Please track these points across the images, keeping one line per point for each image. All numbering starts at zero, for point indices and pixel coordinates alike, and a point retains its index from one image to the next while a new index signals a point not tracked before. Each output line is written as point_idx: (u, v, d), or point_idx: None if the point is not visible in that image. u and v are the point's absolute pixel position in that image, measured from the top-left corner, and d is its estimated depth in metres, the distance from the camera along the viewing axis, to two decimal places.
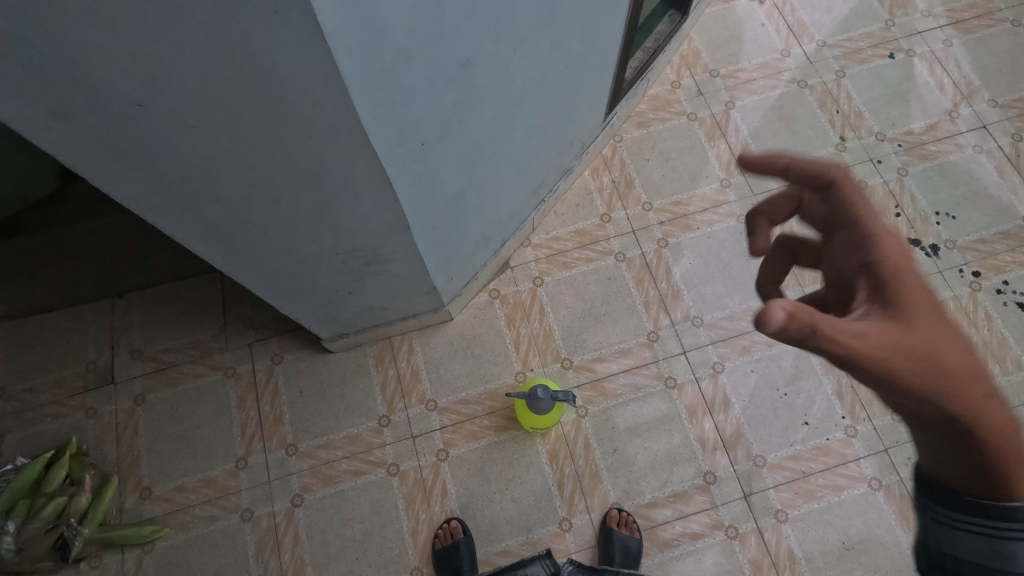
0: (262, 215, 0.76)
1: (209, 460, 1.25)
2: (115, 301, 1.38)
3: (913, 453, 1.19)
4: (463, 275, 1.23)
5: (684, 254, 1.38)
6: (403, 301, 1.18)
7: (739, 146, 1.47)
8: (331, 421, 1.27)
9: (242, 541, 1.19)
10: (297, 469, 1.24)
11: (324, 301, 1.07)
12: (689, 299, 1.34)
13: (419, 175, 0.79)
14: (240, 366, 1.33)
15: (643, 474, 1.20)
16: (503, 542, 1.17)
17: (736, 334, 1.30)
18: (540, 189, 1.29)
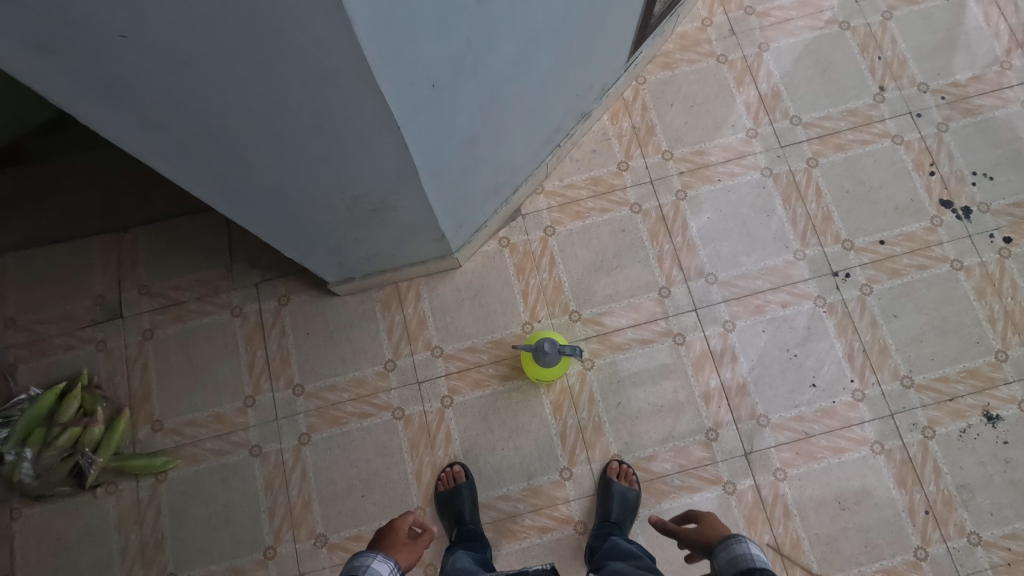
0: (262, 159, 0.72)
1: (219, 397, 1.28)
2: (121, 236, 1.37)
3: (918, 419, 1.18)
4: (472, 223, 1.19)
5: (703, 208, 1.32)
6: (412, 248, 1.15)
7: (770, 93, 1.38)
8: (338, 364, 1.28)
9: (251, 475, 1.23)
10: (303, 409, 1.26)
11: (329, 247, 1.05)
12: (704, 255, 1.30)
13: (430, 120, 0.74)
14: (247, 306, 1.32)
15: (645, 428, 1.21)
16: (503, 487, 1.20)
17: (751, 293, 1.27)
18: (557, 134, 1.22)
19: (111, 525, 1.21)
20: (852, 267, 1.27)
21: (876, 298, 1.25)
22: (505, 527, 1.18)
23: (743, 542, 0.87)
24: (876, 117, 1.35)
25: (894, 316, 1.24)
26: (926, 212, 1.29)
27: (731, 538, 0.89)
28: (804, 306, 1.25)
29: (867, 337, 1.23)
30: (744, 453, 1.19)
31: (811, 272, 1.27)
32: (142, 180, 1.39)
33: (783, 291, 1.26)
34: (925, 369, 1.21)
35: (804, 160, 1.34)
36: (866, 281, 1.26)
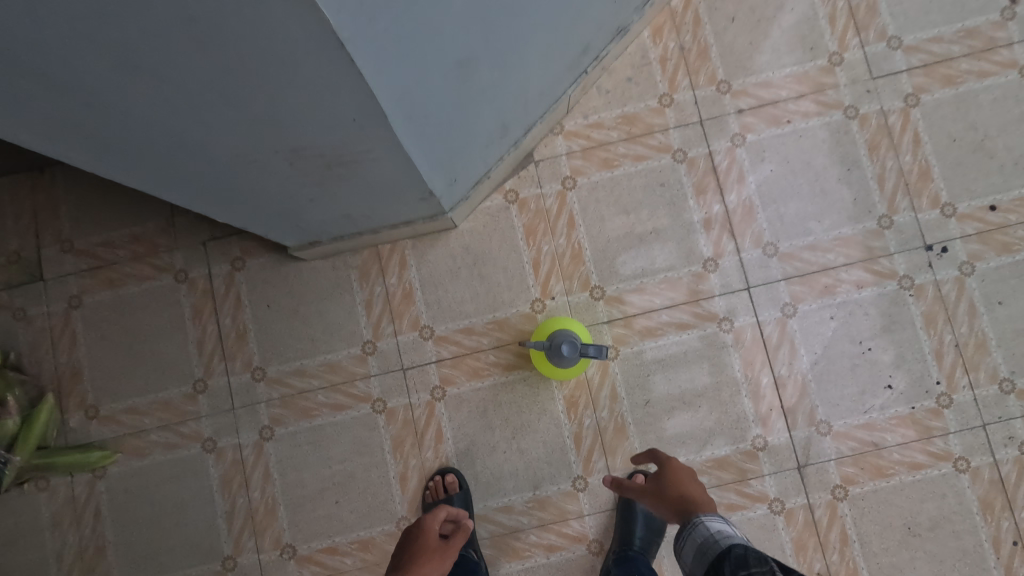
0: (127, 84, 0.46)
1: (163, 380, 1.06)
2: (35, 178, 1.10)
3: (1016, 432, 0.96)
4: (470, 175, 0.92)
5: (766, 158, 1.04)
6: (391, 208, 0.89)
7: (863, 4, 1.05)
8: (305, 344, 1.05)
9: (205, 473, 1.04)
10: (265, 398, 1.04)
11: (275, 209, 0.80)
12: (763, 220, 1.02)
13: (395, 26, 0.46)
14: (193, 270, 1.08)
15: (678, 434, 1.00)
16: (505, 497, 1.00)
17: (819, 269, 1.01)
18: (583, 57, 0.93)
19: (44, 527, 1.03)
20: (951, 239, 1.00)
21: (978, 280, 0.99)
22: (506, 543, 0.99)
23: (707, 520, 0.70)
24: (1001, 41, 1.03)
25: (997, 304, 0.99)
26: None
27: (697, 520, 0.71)
28: (885, 288, 1.00)
29: (961, 329, 0.99)
30: (797, 467, 0.98)
31: (898, 245, 1.01)
32: None
33: (860, 268, 1.01)
34: None
35: (901, 97, 1.03)
36: (966, 258, 1.00)
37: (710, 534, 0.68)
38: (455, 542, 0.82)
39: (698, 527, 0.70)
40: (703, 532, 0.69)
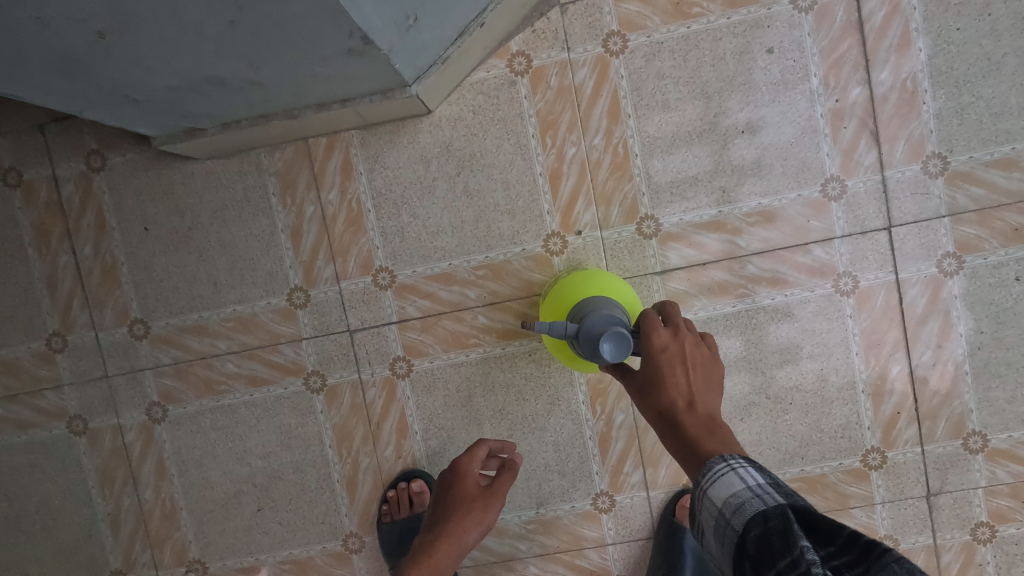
0: None
1: (2, 332, 0.72)
2: None
3: None
4: (447, 12, 0.51)
5: (951, 6, 0.61)
6: (294, 71, 0.49)
7: None
8: (204, 288, 0.71)
9: (76, 463, 0.74)
10: (152, 363, 0.72)
11: (41, 52, 0.39)
12: (930, 115, 0.63)
13: None
14: (29, 169, 0.70)
15: (751, 441, 0.67)
16: (495, 515, 0.70)
17: (1010, 201, 0.63)
18: None
19: None
20: None
21: None
22: None
23: (706, 486, 0.36)
24: None
25: None
26: None
27: (697, 482, 0.38)
28: None
29: None
30: (926, 495, 0.66)
31: None
32: None
33: None
34: None
35: None
36: None
37: (715, 511, 0.35)
38: (505, 481, 0.61)
39: (699, 506, 0.36)
40: (706, 513, 0.35)
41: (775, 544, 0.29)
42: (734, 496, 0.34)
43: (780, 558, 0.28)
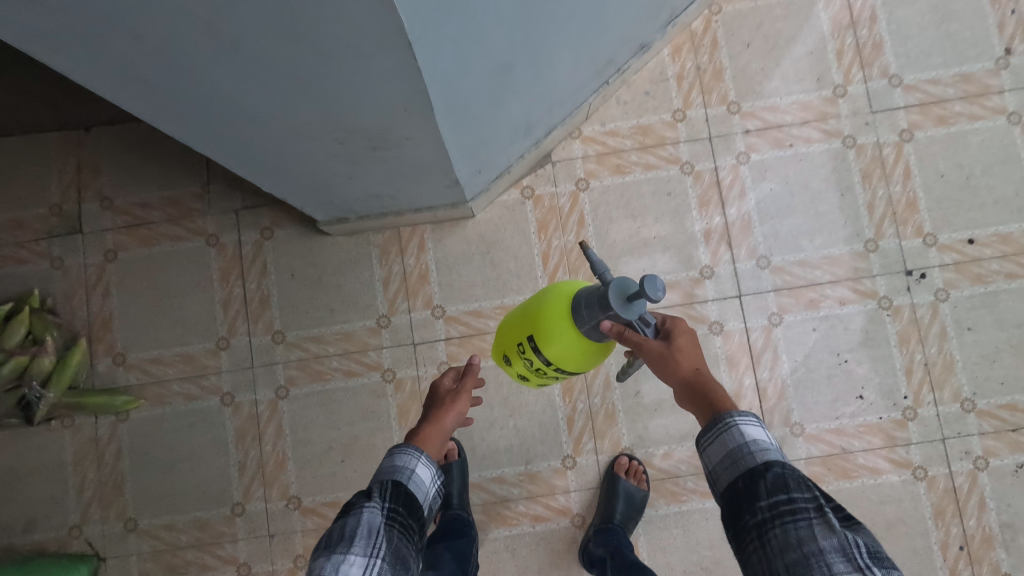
0: (215, 65, 0.52)
1: (187, 334, 1.13)
2: (80, 135, 1.17)
3: (973, 447, 1.05)
4: (494, 167, 0.99)
5: (767, 176, 1.11)
6: (416, 191, 0.95)
7: (871, 42, 1.13)
8: (324, 313, 1.13)
9: (222, 425, 1.11)
10: (283, 359, 1.12)
11: (315, 184, 0.85)
12: (760, 234, 1.10)
13: (451, 32, 0.53)
14: (223, 235, 1.14)
15: (662, 424, 1.08)
16: (499, 468, 1.08)
17: (806, 284, 1.09)
18: (607, 68, 0.99)
19: (67, 462, 1.11)
20: (929, 267, 1.08)
21: (951, 306, 1.08)
22: (496, 511, 1.07)
23: (737, 427, 0.62)
24: (993, 87, 1.11)
25: (968, 329, 1.07)
26: None
27: (728, 418, 0.63)
28: (865, 306, 1.08)
29: (932, 350, 1.07)
30: None
31: (881, 268, 1.09)
32: None
33: (844, 286, 1.09)
34: (991, 394, 1.06)
35: (897, 132, 1.11)
36: (942, 284, 1.08)
37: (743, 445, 0.61)
38: (469, 385, 0.78)
39: (728, 431, 0.62)
40: (733, 442, 0.62)
41: (785, 477, 0.58)
42: (757, 439, 0.61)
43: (792, 488, 0.57)
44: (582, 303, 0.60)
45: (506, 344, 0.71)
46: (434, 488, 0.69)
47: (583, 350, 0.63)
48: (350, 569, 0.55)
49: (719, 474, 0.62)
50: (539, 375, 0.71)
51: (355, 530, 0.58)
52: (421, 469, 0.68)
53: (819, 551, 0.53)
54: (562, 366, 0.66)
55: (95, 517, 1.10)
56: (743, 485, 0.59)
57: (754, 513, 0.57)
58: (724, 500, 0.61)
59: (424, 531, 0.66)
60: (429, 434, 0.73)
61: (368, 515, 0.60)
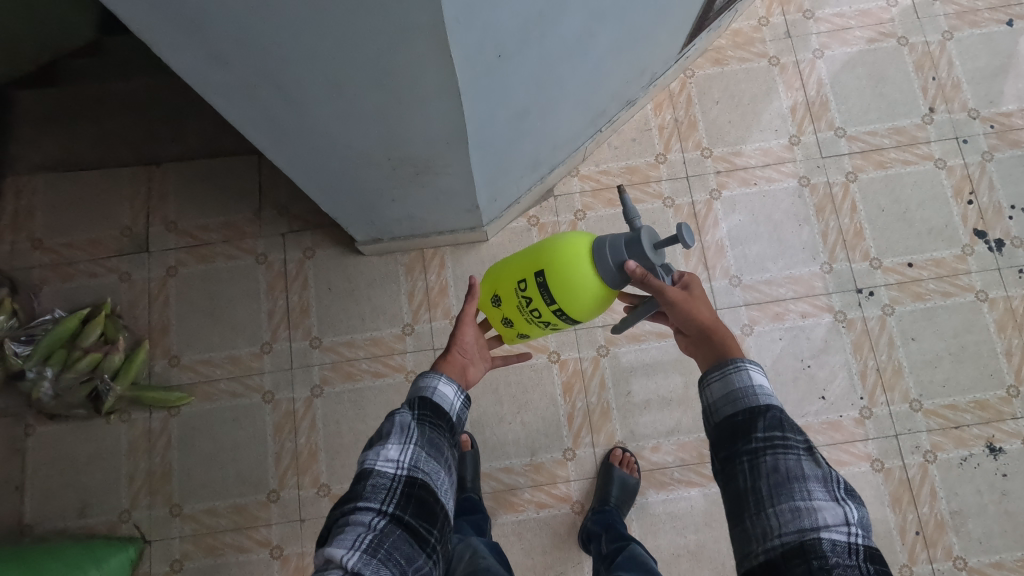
0: (322, 113, 0.71)
1: (235, 339, 1.29)
2: (152, 169, 1.37)
3: (921, 441, 1.20)
4: (507, 197, 1.19)
5: (736, 209, 1.32)
6: (443, 215, 1.14)
7: (819, 101, 1.37)
8: (356, 321, 1.30)
9: (262, 419, 1.25)
10: (319, 361, 1.28)
11: (364, 204, 1.04)
12: (731, 256, 1.29)
13: (488, 87, 0.73)
14: (271, 254, 1.33)
15: (650, 420, 1.24)
16: (507, 459, 1.22)
17: (772, 300, 1.27)
18: (600, 118, 1.21)
19: (121, 452, 1.24)
20: (876, 286, 1.27)
21: (897, 319, 1.26)
22: (505, 498, 1.20)
23: (747, 372, 0.68)
24: (921, 138, 1.34)
25: (912, 339, 1.25)
26: (959, 240, 1.29)
27: (736, 363, 0.69)
28: (823, 319, 1.26)
29: (882, 357, 1.24)
30: None
31: (835, 286, 1.27)
32: (178, 115, 1.39)
33: (805, 301, 1.27)
34: (935, 395, 1.22)
35: (843, 173, 1.33)
36: (888, 301, 1.26)
37: (750, 387, 0.67)
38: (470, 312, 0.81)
39: (737, 373, 0.68)
40: (740, 383, 0.68)
41: (782, 418, 0.64)
42: (761, 386, 0.67)
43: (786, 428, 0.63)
44: (606, 248, 0.73)
45: (507, 280, 0.82)
46: (460, 401, 0.72)
47: (586, 298, 0.75)
48: (388, 454, 0.61)
49: (720, 406, 0.68)
50: (525, 317, 0.81)
51: (390, 428, 0.63)
52: (444, 386, 0.70)
53: (802, 481, 0.60)
54: (558, 309, 0.77)
55: (144, 502, 1.22)
56: (742, 416, 0.65)
57: (749, 441, 0.63)
58: (719, 427, 0.67)
59: (457, 434, 0.70)
60: (444, 363, 0.77)
61: (400, 417, 0.65)
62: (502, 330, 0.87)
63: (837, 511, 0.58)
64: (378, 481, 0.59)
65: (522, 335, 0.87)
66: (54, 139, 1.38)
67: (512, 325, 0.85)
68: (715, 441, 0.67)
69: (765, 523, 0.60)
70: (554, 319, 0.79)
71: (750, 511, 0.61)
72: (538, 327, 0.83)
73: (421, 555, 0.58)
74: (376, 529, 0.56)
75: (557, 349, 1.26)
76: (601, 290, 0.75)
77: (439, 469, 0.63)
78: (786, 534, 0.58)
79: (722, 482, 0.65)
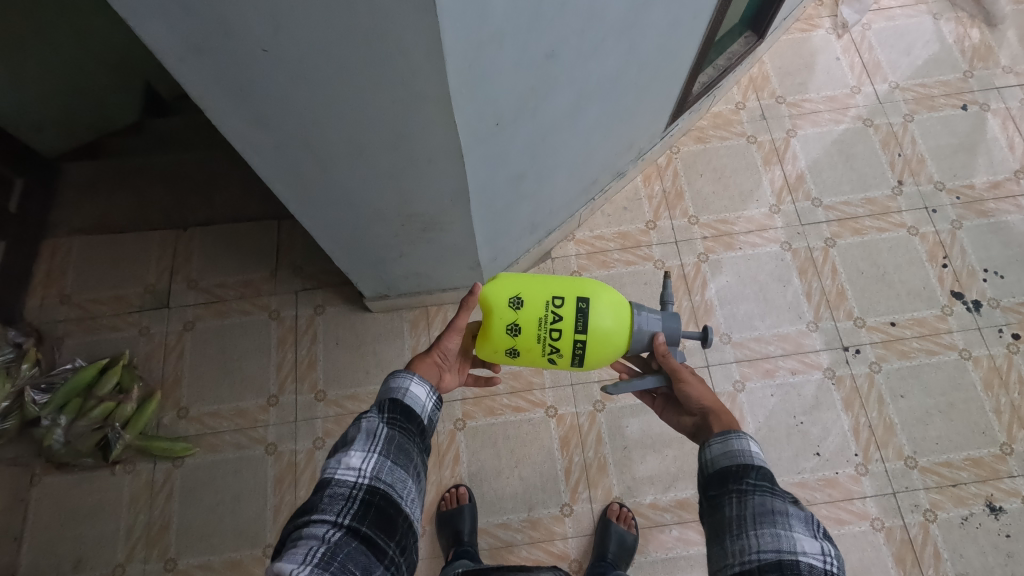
0: (343, 170, 0.81)
1: (244, 392, 1.34)
2: (179, 232, 1.47)
3: (920, 500, 1.20)
4: (507, 257, 1.27)
5: (723, 271, 1.40)
6: (448, 272, 1.23)
7: (795, 175, 1.49)
8: (361, 375, 1.35)
9: (263, 471, 1.27)
10: (323, 414, 1.32)
11: (373, 257, 1.12)
12: (720, 315, 1.36)
13: (488, 151, 0.83)
14: (284, 310, 1.40)
15: (647, 475, 1.25)
16: (504, 514, 1.22)
17: (761, 357, 1.32)
18: (593, 186, 1.32)
19: (122, 503, 1.25)
20: (862, 344, 1.32)
21: (885, 376, 1.30)
22: (501, 555, 1.19)
23: (747, 434, 0.70)
24: (893, 208, 1.45)
25: (901, 396, 1.28)
26: (937, 301, 1.36)
27: (733, 428, 0.71)
28: (813, 375, 1.30)
29: (873, 414, 1.27)
30: None
31: (823, 344, 1.33)
32: (209, 186, 1.53)
33: (794, 358, 1.31)
34: (929, 452, 1.24)
35: (822, 239, 1.42)
36: (875, 358, 1.31)
37: (746, 448, 0.68)
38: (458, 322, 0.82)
39: (732, 433, 0.70)
40: (738, 444, 0.68)
41: (772, 475, 0.65)
42: (756, 448, 0.69)
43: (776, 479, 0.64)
44: (645, 310, 0.83)
45: (538, 291, 0.80)
46: (431, 402, 0.78)
47: (608, 342, 0.81)
48: (351, 463, 0.64)
49: (715, 460, 0.69)
50: (539, 333, 0.79)
51: (356, 434, 0.67)
52: (416, 387, 0.76)
53: (787, 514, 0.60)
54: (583, 339, 0.79)
55: (138, 555, 1.21)
56: (736, 467, 0.66)
57: (739, 482, 0.64)
58: (711, 477, 0.68)
59: (426, 436, 0.75)
60: (420, 362, 0.84)
61: (367, 423, 0.69)
62: (494, 337, 0.81)
63: (816, 546, 0.58)
64: (337, 491, 0.62)
65: (506, 351, 0.83)
66: (93, 205, 1.50)
67: (511, 338, 0.81)
68: (705, 487, 0.68)
69: (744, 542, 0.60)
70: (568, 348, 0.80)
71: (730, 533, 0.61)
72: (538, 349, 0.81)
73: (379, 567, 0.59)
74: (329, 541, 0.57)
75: (555, 404, 1.29)
76: (623, 342, 0.82)
77: (405, 478, 0.66)
78: (763, 552, 0.58)
79: (706, 518, 0.66)
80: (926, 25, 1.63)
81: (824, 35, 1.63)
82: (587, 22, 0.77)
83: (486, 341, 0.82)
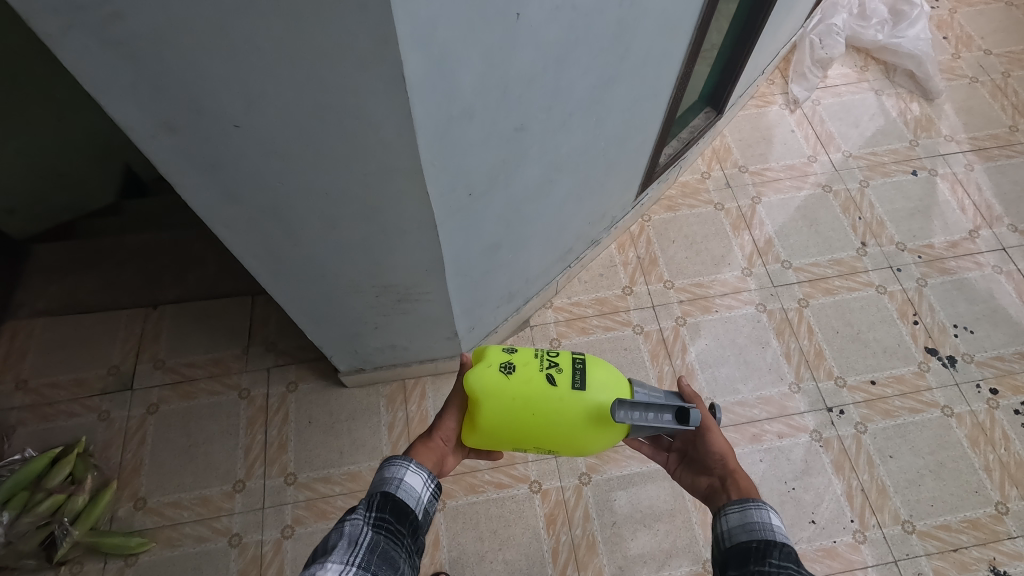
0: (314, 242, 0.80)
1: (208, 478, 1.25)
2: (148, 311, 1.43)
3: (923, 567, 1.15)
4: (485, 325, 1.26)
5: (701, 334, 1.40)
6: (426, 342, 1.21)
7: (763, 239, 1.53)
8: (334, 455, 1.28)
9: (226, 567, 1.17)
10: (292, 499, 1.24)
11: (347, 329, 1.09)
12: (702, 379, 1.35)
13: (463, 221, 0.84)
14: (255, 389, 1.35)
15: (639, 554, 1.18)
16: None
17: (747, 421, 1.29)
18: (568, 255, 1.34)
19: None
20: (845, 404, 1.32)
21: (871, 436, 1.28)
22: None
23: (765, 508, 0.67)
24: (860, 268, 1.49)
25: (890, 456, 1.26)
26: (913, 358, 1.37)
27: (747, 500, 0.68)
28: (800, 439, 1.27)
29: (864, 476, 1.24)
30: None
31: (807, 406, 1.31)
32: (183, 264, 1.51)
33: (779, 422, 1.29)
34: (925, 516, 1.20)
35: (796, 300, 1.44)
36: (860, 419, 1.30)
37: (766, 521, 0.65)
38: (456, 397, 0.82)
39: (749, 506, 0.67)
40: (756, 515, 0.66)
41: (796, 554, 0.61)
42: (774, 525, 0.65)
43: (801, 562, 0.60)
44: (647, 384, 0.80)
45: None
46: (428, 491, 0.73)
47: (610, 375, 0.77)
48: None
49: (733, 533, 0.66)
50: (537, 349, 0.78)
51: (336, 541, 0.61)
52: (411, 476, 0.71)
53: None
54: (582, 357, 0.77)
55: None
56: (757, 544, 0.63)
57: (761, 563, 0.60)
58: (729, 553, 0.64)
59: (417, 540, 0.69)
60: (422, 450, 0.79)
61: (351, 527, 0.63)
62: (489, 351, 0.77)
63: None
64: None
65: (501, 365, 0.75)
66: (60, 286, 1.46)
67: (508, 354, 0.76)
68: (723, 563, 0.64)
69: None
70: (567, 363, 0.76)
71: None
72: (535, 365, 0.75)
73: None
74: None
75: (538, 479, 1.23)
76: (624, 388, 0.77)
77: None
78: None
79: None
80: (870, 100, 1.75)
81: (778, 109, 1.74)
82: (554, 97, 0.80)
83: (479, 360, 0.76)
